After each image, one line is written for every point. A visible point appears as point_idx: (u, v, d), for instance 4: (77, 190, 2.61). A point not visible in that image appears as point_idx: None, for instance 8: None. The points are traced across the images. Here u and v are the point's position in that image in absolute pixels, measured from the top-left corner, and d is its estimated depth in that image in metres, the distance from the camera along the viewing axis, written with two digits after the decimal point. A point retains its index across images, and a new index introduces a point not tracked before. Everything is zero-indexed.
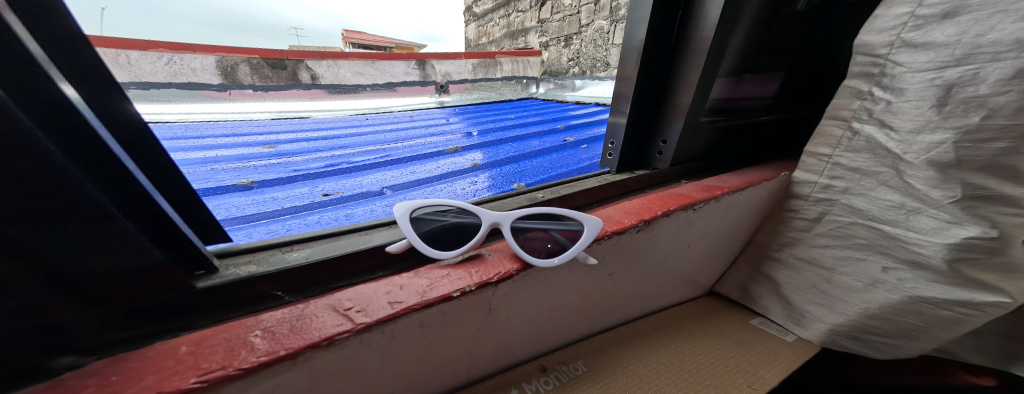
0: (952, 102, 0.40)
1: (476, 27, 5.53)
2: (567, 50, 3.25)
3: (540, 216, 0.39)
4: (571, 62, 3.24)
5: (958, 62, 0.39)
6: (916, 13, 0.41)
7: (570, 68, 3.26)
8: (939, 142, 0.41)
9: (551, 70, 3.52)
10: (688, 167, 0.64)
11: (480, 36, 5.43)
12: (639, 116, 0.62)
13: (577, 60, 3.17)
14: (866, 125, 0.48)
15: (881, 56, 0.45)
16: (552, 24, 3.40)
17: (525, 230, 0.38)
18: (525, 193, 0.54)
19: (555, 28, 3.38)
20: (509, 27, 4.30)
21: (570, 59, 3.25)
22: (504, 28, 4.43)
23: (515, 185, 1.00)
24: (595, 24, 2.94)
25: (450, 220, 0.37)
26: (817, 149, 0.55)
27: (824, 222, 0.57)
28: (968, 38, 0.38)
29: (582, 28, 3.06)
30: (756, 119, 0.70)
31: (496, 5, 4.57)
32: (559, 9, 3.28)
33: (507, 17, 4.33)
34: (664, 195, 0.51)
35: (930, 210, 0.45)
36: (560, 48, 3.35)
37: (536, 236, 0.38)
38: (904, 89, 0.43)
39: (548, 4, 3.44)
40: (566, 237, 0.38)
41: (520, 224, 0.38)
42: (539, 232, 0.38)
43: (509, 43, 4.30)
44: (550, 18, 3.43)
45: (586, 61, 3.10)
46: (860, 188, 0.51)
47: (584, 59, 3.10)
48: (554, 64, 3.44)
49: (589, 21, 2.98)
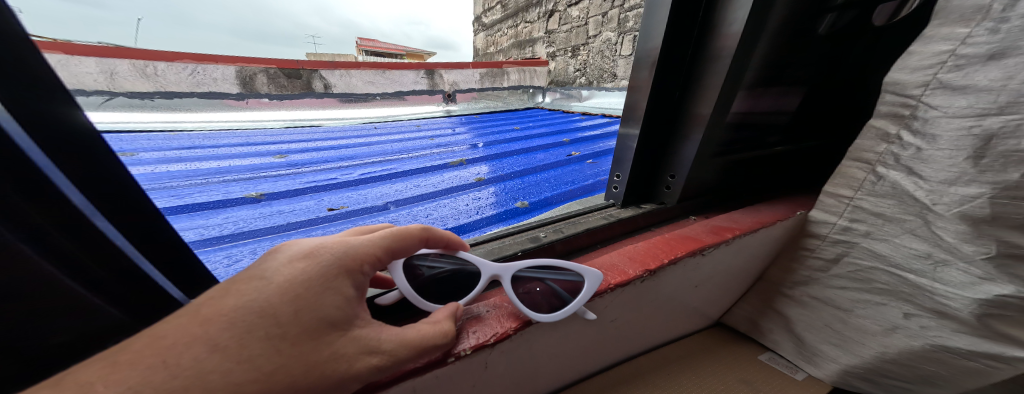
0: (991, 155, 0.36)
1: (484, 36, 5.59)
2: (575, 60, 3.22)
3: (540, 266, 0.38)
4: (579, 72, 3.21)
5: (1000, 110, 0.34)
6: (958, 52, 0.36)
7: (576, 79, 3.25)
8: (973, 196, 0.37)
9: (559, 79, 3.51)
10: (697, 202, 0.62)
11: (488, 48, 5.50)
12: (647, 149, 0.61)
13: (584, 71, 3.16)
14: (892, 171, 0.44)
15: (913, 97, 0.41)
16: (559, 35, 3.40)
17: (524, 280, 0.38)
18: (529, 229, 0.53)
19: (562, 40, 3.37)
20: (517, 38, 4.32)
21: (577, 69, 3.23)
22: (512, 39, 4.45)
23: (519, 203, 1.00)
24: (602, 35, 2.91)
25: (448, 268, 0.38)
26: (838, 190, 0.52)
27: (842, 264, 0.55)
28: (1014, 84, 0.33)
29: (589, 39, 3.05)
30: (771, 150, 0.67)
31: (505, 17, 4.62)
32: (568, 19, 3.26)
33: (515, 28, 4.36)
34: (671, 237, 0.49)
35: (959, 262, 0.42)
36: (569, 58, 3.33)
37: (534, 287, 0.38)
38: (936, 135, 0.39)
39: (555, 16, 3.44)
40: (566, 288, 0.37)
41: (519, 274, 0.38)
42: (538, 283, 0.38)
43: (516, 54, 4.32)
44: (557, 30, 3.43)
45: (592, 72, 3.08)
46: (882, 234, 0.49)
47: (592, 70, 3.06)
48: (561, 75, 3.42)
49: (595, 33, 2.97)
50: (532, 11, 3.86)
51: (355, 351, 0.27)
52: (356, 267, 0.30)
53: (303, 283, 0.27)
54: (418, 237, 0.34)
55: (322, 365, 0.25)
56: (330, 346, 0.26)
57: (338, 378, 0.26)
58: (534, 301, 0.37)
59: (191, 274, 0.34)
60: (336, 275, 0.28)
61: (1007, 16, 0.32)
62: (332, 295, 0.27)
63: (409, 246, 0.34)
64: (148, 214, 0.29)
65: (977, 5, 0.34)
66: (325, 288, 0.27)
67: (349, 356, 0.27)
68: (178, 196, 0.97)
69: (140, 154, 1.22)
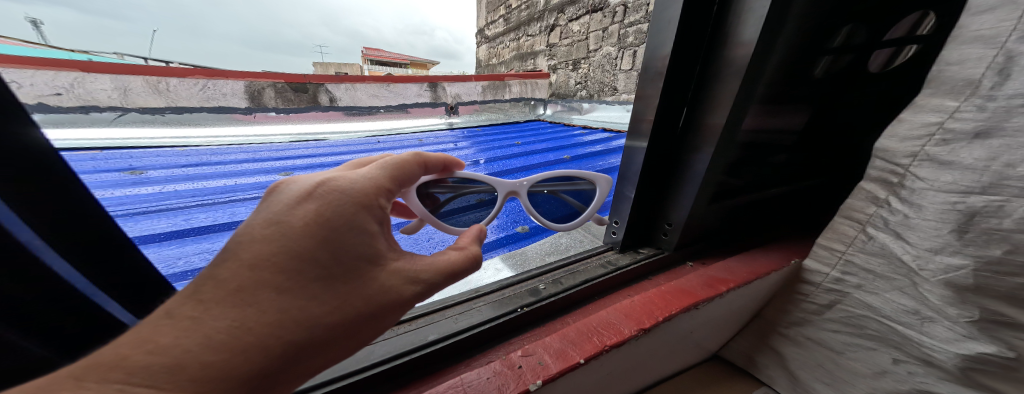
0: (974, 230, 0.37)
1: (487, 44, 5.64)
2: (576, 73, 3.26)
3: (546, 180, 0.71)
4: (579, 84, 3.23)
5: (982, 190, 0.35)
6: (945, 125, 0.36)
7: (577, 91, 3.28)
8: (959, 266, 0.39)
9: (558, 91, 3.55)
10: (693, 248, 0.64)
11: (490, 57, 5.56)
12: (645, 196, 0.63)
13: (584, 84, 3.18)
14: (881, 233, 0.46)
15: (902, 166, 0.41)
16: (561, 47, 3.43)
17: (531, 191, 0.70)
18: (530, 278, 0.56)
19: (564, 52, 3.41)
20: (519, 49, 4.37)
21: (578, 81, 3.27)
22: (515, 49, 4.49)
23: (520, 227, 1.01)
24: (603, 49, 2.94)
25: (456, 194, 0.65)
26: (830, 244, 0.54)
27: (835, 310, 0.57)
28: (997, 166, 0.33)
29: (590, 53, 3.09)
30: (769, 193, 0.68)
31: (507, 28, 4.68)
32: (568, 34, 3.33)
33: (518, 40, 4.42)
34: (667, 290, 0.52)
35: (946, 321, 0.44)
36: (569, 71, 3.38)
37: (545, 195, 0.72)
38: (922, 206, 0.40)
39: (557, 29, 3.49)
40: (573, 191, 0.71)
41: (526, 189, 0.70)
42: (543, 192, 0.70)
43: (518, 65, 4.36)
44: (559, 43, 3.48)
45: (592, 85, 3.10)
46: (873, 287, 0.50)
47: (592, 83, 3.09)
48: (563, 86, 3.45)
49: (597, 46, 3.00)
50: (535, 24, 3.91)
51: (396, 280, 0.36)
52: (382, 189, 0.39)
53: (332, 220, 0.33)
54: (403, 163, 0.42)
55: (375, 297, 0.34)
56: (369, 283, 0.34)
57: (393, 296, 0.35)
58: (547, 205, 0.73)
59: (148, 301, 0.36)
60: (358, 207, 0.35)
61: (994, 95, 0.32)
62: (361, 226, 0.34)
63: (399, 175, 0.41)
64: (107, 236, 0.31)
65: (968, 79, 0.34)
66: (366, 210, 0.36)
67: (395, 286, 0.36)
68: (184, 218, 0.99)
69: (148, 172, 1.24)
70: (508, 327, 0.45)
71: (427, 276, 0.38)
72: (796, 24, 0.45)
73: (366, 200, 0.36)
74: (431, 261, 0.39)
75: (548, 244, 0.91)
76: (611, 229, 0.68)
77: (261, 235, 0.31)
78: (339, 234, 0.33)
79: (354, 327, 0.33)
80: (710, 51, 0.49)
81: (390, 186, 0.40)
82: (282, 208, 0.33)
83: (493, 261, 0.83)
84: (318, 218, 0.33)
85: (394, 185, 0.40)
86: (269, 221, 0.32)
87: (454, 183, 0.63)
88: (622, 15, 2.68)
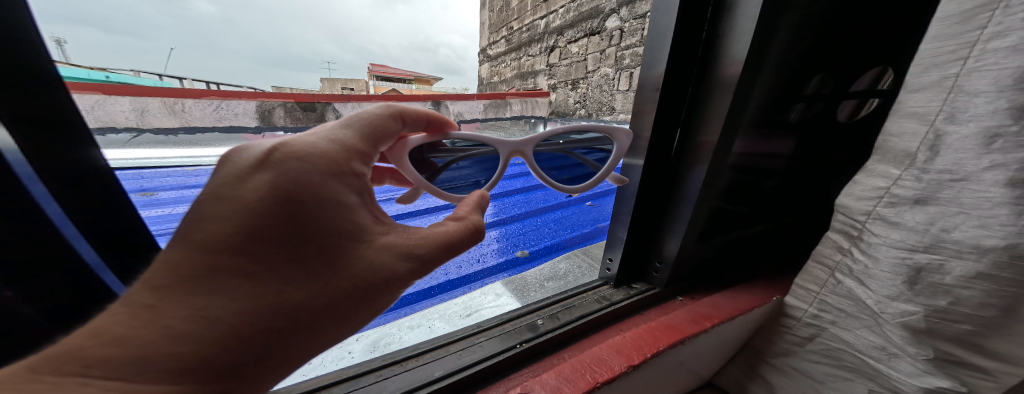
0: (922, 283, 0.41)
1: (489, 61, 5.80)
2: (575, 93, 3.38)
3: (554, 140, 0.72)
4: (578, 104, 3.34)
5: (925, 249, 0.40)
6: (891, 191, 0.41)
7: (576, 110, 3.39)
8: (912, 312, 0.43)
9: (559, 109, 3.66)
10: (682, 285, 0.70)
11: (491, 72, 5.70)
12: (637, 234, 0.68)
13: (583, 103, 3.29)
14: (848, 279, 0.51)
15: (859, 221, 0.46)
16: (563, 68, 3.56)
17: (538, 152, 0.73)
18: (529, 313, 0.61)
19: (564, 73, 3.54)
20: (520, 68, 4.51)
21: (577, 101, 3.38)
22: (516, 68, 4.65)
23: (519, 252, 1.06)
24: (601, 70, 3.05)
25: (457, 157, 0.66)
26: (807, 284, 0.59)
27: (815, 343, 0.61)
28: (935, 229, 0.38)
29: (589, 73, 3.19)
30: (754, 231, 0.73)
31: (509, 46, 4.83)
32: (568, 55, 3.46)
33: (519, 59, 4.58)
34: (655, 326, 0.57)
35: (910, 357, 0.48)
36: (568, 90, 3.51)
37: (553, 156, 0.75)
38: (878, 258, 0.45)
39: (558, 51, 3.63)
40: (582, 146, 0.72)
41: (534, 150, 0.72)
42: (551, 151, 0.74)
43: (519, 83, 4.50)
44: (559, 64, 3.62)
45: (591, 105, 3.19)
46: (846, 324, 0.55)
47: (591, 103, 3.18)
48: (563, 106, 3.56)
49: (595, 67, 3.11)
50: (535, 45, 4.12)
51: (388, 257, 0.39)
52: (351, 149, 0.41)
53: (295, 193, 0.35)
54: (360, 124, 0.44)
55: (363, 278, 0.38)
56: (348, 261, 0.37)
57: (382, 272, 0.39)
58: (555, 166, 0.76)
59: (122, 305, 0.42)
60: (327, 178, 0.37)
61: (928, 168, 0.37)
62: (333, 199, 0.37)
63: (359, 142, 0.43)
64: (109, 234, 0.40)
65: (906, 151, 0.39)
66: (337, 172, 0.38)
67: (387, 263, 0.39)
68: None
69: (158, 193, 1.29)
70: (508, 363, 0.50)
71: (420, 251, 0.41)
72: (760, 91, 0.53)
73: (336, 161, 0.38)
74: (424, 236, 0.42)
75: (546, 270, 0.95)
76: (605, 264, 0.74)
77: (213, 210, 0.33)
78: (309, 201, 0.35)
79: (342, 310, 0.37)
80: (692, 109, 0.56)
81: (357, 147, 0.42)
82: (243, 174, 0.34)
83: (493, 286, 0.87)
84: (283, 182, 0.35)
85: (354, 150, 0.42)
86: (230, 190, 0.34)
87: (455, 147, 0.65)
88: (619, 38, 2.79)
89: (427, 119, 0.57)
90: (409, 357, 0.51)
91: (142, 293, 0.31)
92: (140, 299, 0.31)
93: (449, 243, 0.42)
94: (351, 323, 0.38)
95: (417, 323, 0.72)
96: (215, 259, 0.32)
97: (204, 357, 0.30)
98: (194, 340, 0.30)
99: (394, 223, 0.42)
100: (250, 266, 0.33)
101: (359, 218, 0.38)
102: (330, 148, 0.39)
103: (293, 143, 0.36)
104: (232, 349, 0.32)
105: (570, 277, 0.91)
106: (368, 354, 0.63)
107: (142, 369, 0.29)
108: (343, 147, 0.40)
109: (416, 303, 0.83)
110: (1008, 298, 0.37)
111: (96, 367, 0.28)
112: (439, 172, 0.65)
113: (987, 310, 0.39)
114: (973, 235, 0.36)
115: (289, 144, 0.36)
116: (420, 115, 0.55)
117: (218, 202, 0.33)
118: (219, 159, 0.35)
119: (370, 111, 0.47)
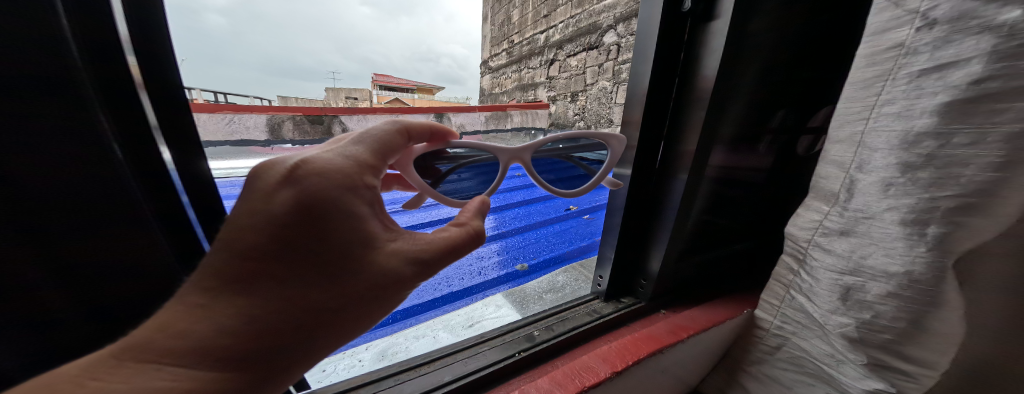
0: (852, 300, 0.50)
1: (490, 72, 5.95)
2: (575, 105, 3.51)
3: (552, 143, 0.74)
4: (579, 116, 3.45)
5: (852, 273, 0.49)
6: (826, 224, 0.50)
7: (575, 122, 3.50)
8: (846, 323, 0.52)
9: (558, 121, 3.77)
10: (665, 299, 0.78)
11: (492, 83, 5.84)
12: (624, 254, 0.77)
13: (582, 116, 3.41)
14: (799, 295, 0.59)
15: (803, 246, 0.55)
16: (563, 81, 3.69)
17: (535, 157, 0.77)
18: (527, 325, 0.69)
19: (564, 86, 3.67)
20: (521, 80, 4.65)
21: (576, 113, 3.50)
22: (517, 80, 4.81)
23: (519, 265, 1.14)
24: (599, 84, 3.17)
25: (459, 163, 0.69)
26: (770, 299, 0.68)
27: (782, 351, 0.68)
28: (856, 256, 0.48)
29: (588, 86, 3.31)
30: (729, 249, 0.83)
31: (510, 58, 4.98)
32: (568, 69, 3.59)
33: (520, 71, 4.73)
34: (639, 337, 0.66)
35: (852, 363, 0.56)
36: (568, 103, 3.63)
37: (549, 160, 0.78)
38: (818, 279, 0.54)
39: (558, 64, 3.76)
40: (579, 149, 0.76)
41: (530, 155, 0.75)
42: (548, 156, 0.77)
43: (520, 94, 4.64)
44: (559, 77, 3.75)
45: (591, 117, 3.30)
46: (803, 335, 0.63)
47: (590, 115, 3.29)
48: (563, 117, 3.68)
49: (594, 81, 3.23)
50: (535, 59, 4.27)
51: (396, 262, 0.39)
52: (365, 163, 0.40)
53: (315, 205, 0.35)
54: (376, 137, 0.44)
55: (376, 284, 0.38)
56: (362, 269, 0.37)
57: (392, 277, 0.39)
58: (550, 170, 0.79)
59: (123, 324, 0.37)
60: (343, 190, 0.37)
61: (847, 206, 0.47)
62: (349, 210, 0.36)
63: (374, 154, 0.43)
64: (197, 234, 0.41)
65: (830, 192, 0.49)
66: (351, 186, 0.38)
67: (394, 267, 0.39)
68: None
69: None
70: (508, 369, 0.58)
71: (425, 257, 0.41)
72: (723, 135, 0.63)
73: (351, 175, 0.38)
74: (427, 241, 0.41)
75: (546, 283, 1.04)
76: (596, 281, 0.82)
77: (244, 224, 0.34)
78: (327, 213, 0.35)
79: (358, 310, 0.38)
80: (669, 148, 0.66)
81: (372, 159, 0.42)
82: (265, 190, 0.34)
83: (494, 298, 0.95)
84: (303, 198, 0.35)
85: (370, 163, 0.41)
86: (258, 204, 0.34)
87: (456, 154, 0.67)
88: (615, 53, 2.92)
89: (430, 130, 0.58)
90: (423, 363, 0.59)
91: (190, 293, 0.33)
92: (191, 299, 0.33)
93: (452, 248, 0.42)
94: (367, 321, 0.39)
95: (423, 334, 0.80)
96: (251, 267, 0.34)
97: (237, 352, 0.32)
98: (236, 337, 0.32)
99: (401, 230, 0.42)
100: (271, 269, 0.34)
101: (372, 226, 0.38)
102: (346, 160, 0.39)
103: (313, 159, 0.36)
104: (261, 345, 0.33)
105: (568, 289, 1.00)
106: (378, 362, 0.70)
107: (200, 357, 0.31)
108: (356, 158, 0.40)
109: (421, 314, 0.90)
110: (914, 312, 0.45)
111: (158, 357, 0.31)
112: (442, 181, 0.68)
113: (901, 322, 0.47)
114: (882, 262, 0.45)
115: (307, 162, 0.36)
116: (422, 127, 0.55)
117: (249, 215, 0.34)
118: (245, 175, 0.35)
119: (381, 125, 0.46)
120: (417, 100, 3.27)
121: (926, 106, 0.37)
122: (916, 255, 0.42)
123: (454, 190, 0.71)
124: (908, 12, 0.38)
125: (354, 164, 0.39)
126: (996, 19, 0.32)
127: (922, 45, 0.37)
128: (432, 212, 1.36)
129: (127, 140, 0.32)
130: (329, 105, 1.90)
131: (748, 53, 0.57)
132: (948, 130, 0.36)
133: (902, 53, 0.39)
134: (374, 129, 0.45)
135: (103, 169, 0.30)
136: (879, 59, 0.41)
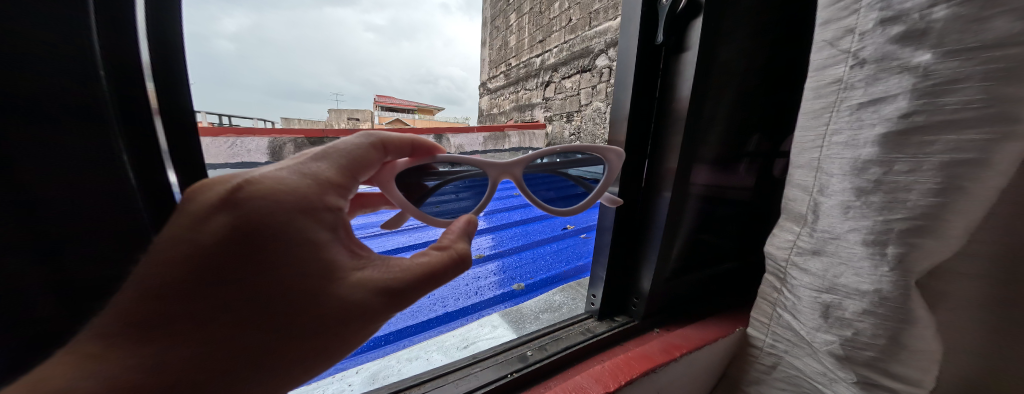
0: (832, 318, 0.51)
1: (490, 92, 6.12)
2: (571, 125, 3.60)
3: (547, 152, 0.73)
4: (575, 136, 3.53)
5: (828, 291, 0.51)
6: (799, 244, 0.53)
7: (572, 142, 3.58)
8: (830, 340, 0.53)
9: (558, 140, 3.82)
10: (658, 318, 0.79)
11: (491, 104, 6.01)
12: (616, 272, 0.79)
13: (578, 136, 3.49)
14: (785, 313, 0.61)
15: (782, 265, 0.58)
16: (558, 102, 3.80)
17: (529, 170, 0.77)
18: (518, 346, 0.69)
19: (560, 106, 3.77)
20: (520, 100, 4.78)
21: (573, 133, 3.58)
22: (516, 101, 4.93)
23: (518, 285, 1.15)
24: (594, 105, 3.26)
25: (450, 176, 0.72)
26: (759, 317, 0.68)
27: (778, 370, 0.66)
28: (829, 275, 0.50)
29: (583, 107, 3.41)
30: (718, 268, 0.84)
31: (508, 79, 5.13)
32: (564, 90, 3.70)
33: (518, 92, 4.86)
34: (632, 357, 0.66)
35: (844, 381, 0.54)
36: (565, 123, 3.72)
37: (541, 173, 0.79)
38: (798, 295, 0.55)
39: (554, 86, 3.88)
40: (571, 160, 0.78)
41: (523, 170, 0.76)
42: (540, 168, 0.78)
43: (518, 114, 4.75)
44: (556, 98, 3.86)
45: (586, 137, 3.38)
46: (795, 353, 0.62)
47: (586, 135, 3.36)
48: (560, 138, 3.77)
49: (589, 101, 3.32)
50: (533, 80, 4.40)
51: (364, 290, 0.40)
52: (326, 182, 0.42)
53: (262, 229, 0.37)
54: (340, 154, 0.46)
55: (342, 315, 0.39)
56: (318, 297, 0.38)
57: (357, 308, 0.39)
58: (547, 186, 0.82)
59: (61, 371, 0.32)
60: (296, 213, 0.38)
61: (816, 227, 0.50)
62: (305, 235, 0.38)
63: (342, 174, 0.45)
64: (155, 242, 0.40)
65: (798, 214, 0.53)
66: (307, 208, 0.39)
67: (363, 297, 0.40)
68: None
69: None
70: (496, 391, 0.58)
71: (398, 285, 0.41)
72: (701, 159, 0.66)
73: (307, 198, 0.40)
74: (402, 268, 0.42)
75: (544, 302, 1.05)
76: (589, 299, 0.84)
77: (176, 254, 0.35)
78: (278, 238, 0.37)
79: (321, 342, 0.38)
80: (651, 170, 0.69)
81: (337, 179, 0.44)
82: (204, 214, 0.36)
83: (490, 318, 0.96)
84: (242, 222, 0.36)
85: (334, 183, 0.43)
86: (188, 231, 0.36)
87: (441, 170, 0.70)
88: (608, 75, 3.02)
89: (412, 146, 0.60)
90: (416, 385, 0.59)
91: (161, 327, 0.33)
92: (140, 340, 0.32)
93: (429, 274, 0.43)
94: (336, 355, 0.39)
95: (417, 356, 0.80)
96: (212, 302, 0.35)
97: None
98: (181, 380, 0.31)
99: (371, 257, 0.43)
100: (239, 300, 0.36)
101: (337, 254, 0.40)
102: (304, 181, 0.41)
103: (258, 181, 0.38)
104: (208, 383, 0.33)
105: (565, 308, 1.00)
106: (368, 386, 0.70)
107: None
108: (308, 178, 0.41)
109: (416, 335, 0.92)
110: (890, 329, 0.46)
111: None
112: (436, 198, 0.72)
113: (881, 339, 0.48)
114: (856, 281, 0.47)
115: (253, 184, 0.38)
116: (402, 144, 0.57)
117: (174, 244, 0.35)
118: (184, 195, 0.37)
119: (351, 142, 0.49)
120: (418, 120, 3.30)
121: (868, 136, 0.41)
122: (881, 275, 0.44)
123: (451, 208, 0.74)
124: (842, 52, 0.42)
125: (303, 184, 0.40)
126: (912, 61, 0.36)
127: (856, 81, 0.41)
128: (429, 232, 1.38)
129: (137, 150, 0.39)
130: (332, 128, 1.94)
131: (718, 82, 0.61)
132: (889, 159, 0.40)
133: (842, 87, 0.43)
134: (336, 145, 0.47)
135: (106, 169, 0.36)
136: (824, 92, 0.45)
